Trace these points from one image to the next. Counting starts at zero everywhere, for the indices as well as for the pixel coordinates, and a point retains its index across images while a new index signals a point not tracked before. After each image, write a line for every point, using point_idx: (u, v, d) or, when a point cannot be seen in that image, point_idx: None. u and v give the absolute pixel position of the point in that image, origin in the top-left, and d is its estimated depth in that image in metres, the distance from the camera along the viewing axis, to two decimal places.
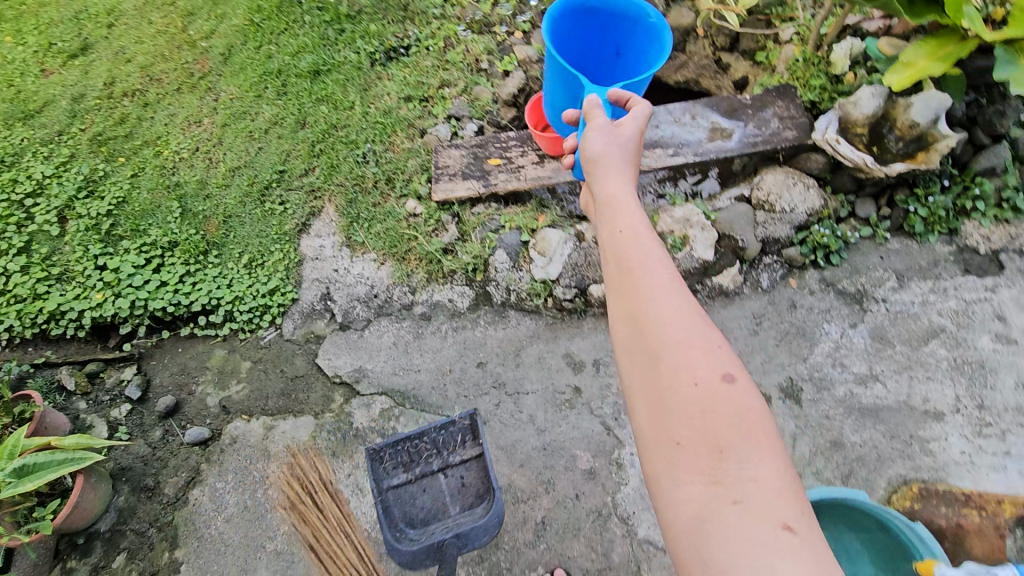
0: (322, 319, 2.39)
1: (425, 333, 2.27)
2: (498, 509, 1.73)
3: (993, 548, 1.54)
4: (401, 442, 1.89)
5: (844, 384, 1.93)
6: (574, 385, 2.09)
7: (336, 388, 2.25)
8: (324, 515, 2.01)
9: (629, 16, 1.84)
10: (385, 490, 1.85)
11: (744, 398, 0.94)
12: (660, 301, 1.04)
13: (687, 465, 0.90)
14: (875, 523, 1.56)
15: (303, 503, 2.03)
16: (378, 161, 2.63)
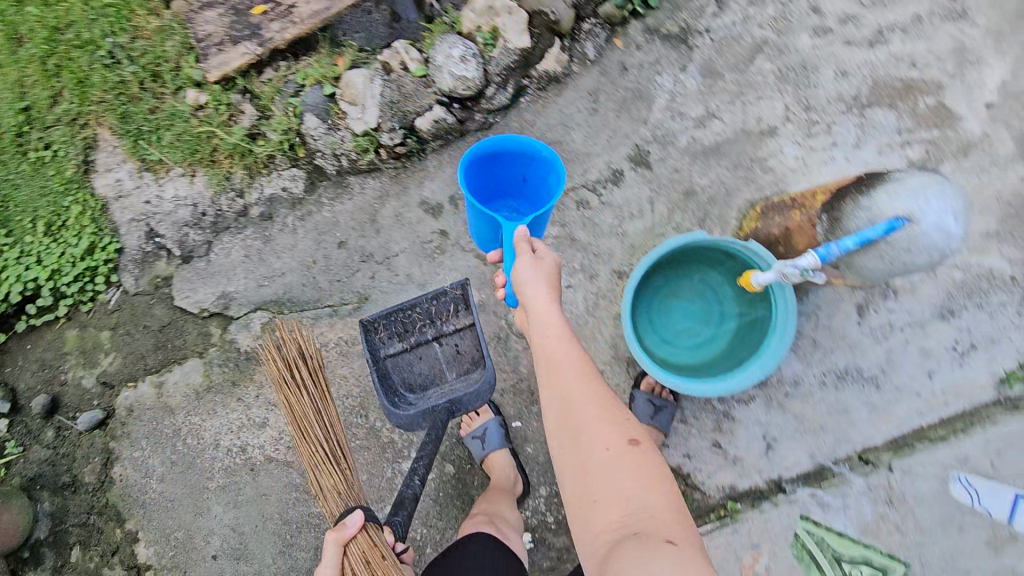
0: (160, 259, 2.12)
1: (273, 234, 2.08)
2: (490, 377, 1.74)
3: None
4: (394, 313, 1.81)
5: (686, 132, 1.96)
6: (439, 229, 2.02)
7: (208, 322, 2.10)
8: (309, 390, 1.71)
9: (517, 153, 1.47)
10: (381, 358, 1.81)
11: (651, 463, 1.12)
12: (579, 383, 1.20)
13: (599, 515, 1.08)
14: (721, 254, 1.73)
15: (292, 376, 1.71)
16: (133, 54, 2.07)
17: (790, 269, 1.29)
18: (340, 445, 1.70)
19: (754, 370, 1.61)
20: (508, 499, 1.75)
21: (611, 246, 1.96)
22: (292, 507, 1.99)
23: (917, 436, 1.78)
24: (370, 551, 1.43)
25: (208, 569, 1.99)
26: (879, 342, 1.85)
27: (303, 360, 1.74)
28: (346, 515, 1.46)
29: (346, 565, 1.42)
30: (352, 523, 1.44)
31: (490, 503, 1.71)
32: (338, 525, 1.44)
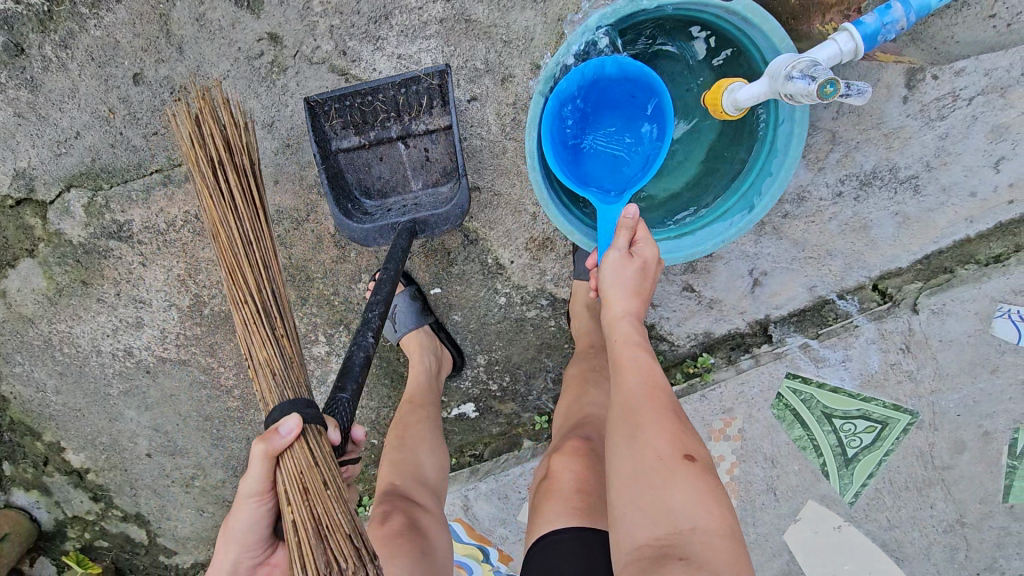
0: None
1: (39, 75, 1.43)
2: (464, 197, 1.23)
3: None
4: (351, 95, 1.28)
5: None
6: (268, 32, 1.33)
7: (19, 211, 1.59)
8: (238, 212, 1.03)
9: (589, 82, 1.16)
10: (331, 154, 1.30)
11: (711, 484, 0.87)
12: (640, 387, 0.99)
13: (637, 528, 0.86)
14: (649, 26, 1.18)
15: (221, 183, 1.03)
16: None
17: (797, 84, 0.93)
18: (276, 299, 1.04)
19: (740, 212, 1.18)
20: (431, 446, 1.28)
21: (527, 22, 1.28)
22: (206, 405, 1.75)
23: (960, 255, 1.32)
24: (316, 472, 0.90)
25: (148, 466, 1.88)
26: (930, 124, 1.27)
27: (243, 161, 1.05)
28: (280, 422, 0.90)
29: (279, 483, 0.91)
30: (288, 432, 0.89)
31: (406, 467, 1.21)
32: (268, 434, 0.89)
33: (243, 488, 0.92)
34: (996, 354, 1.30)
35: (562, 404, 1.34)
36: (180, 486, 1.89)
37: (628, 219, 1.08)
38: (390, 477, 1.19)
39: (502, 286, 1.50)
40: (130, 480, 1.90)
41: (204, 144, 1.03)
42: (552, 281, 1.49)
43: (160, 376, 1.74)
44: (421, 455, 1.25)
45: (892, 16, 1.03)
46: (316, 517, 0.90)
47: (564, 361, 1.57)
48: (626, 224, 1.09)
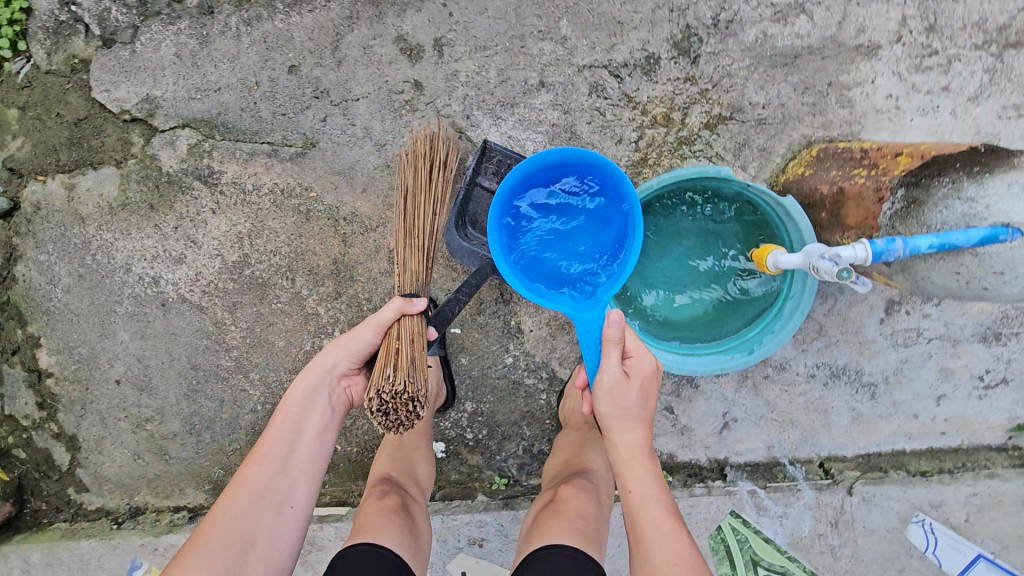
0: (78, 35, 1.75)
1: (213, 36, 1.68)
2: None
3: (865, 216, 1.33)
4: (514, 158, 1.51)
5: (758, 24, 1.46)
6: (415, 78, 1.61)
7: (131, 129, 1.77)
8: (433, 194, 1.37)
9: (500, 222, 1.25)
10: (472, 184, 1.50)
11: None
12: (666, 560, 1.10)
13: None
14: (725, 193, 1.45)
15: (433, 163, 1.39)
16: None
17: (825, 263, 1.22)
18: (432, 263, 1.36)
19: (738, 354, 1.42)
20: (425, 456, 1.45)
21: (616, 153, 1.54)
22: (199, 355, 1.82)
23: (895, 461, 1.55)
24: (419, 335, 1.27)
25: (111, 393, 1.89)
26: (897, 347, 1.54)
27: (449, 162, 1.43)
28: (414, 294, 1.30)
29: (392, 331, 1.26)
30: (418, 303, 1.26)
31: (401, 464, 1.40)
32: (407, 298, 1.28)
33: (370, 317, 1.27)
34: (904, 555, 1.50)
35: (557, 457, 1.51)
36: (130, 424, 1.89)
37: (612, 329, 1.18)
38: (388, 471, 1.37)
39: (514, 347, 1.66)
40: (84, 400, 1.90)
41: (430, 143, 1.41)
42: (558, 359, 1.66)
43: (171, 313, 1.82)
44: (417, 459, 1.42)
45: (888, 248, 1.18)
46: (413, 356, 1.24)
47: (540, 433, 1.69)
48: (612, 334, 1.18)
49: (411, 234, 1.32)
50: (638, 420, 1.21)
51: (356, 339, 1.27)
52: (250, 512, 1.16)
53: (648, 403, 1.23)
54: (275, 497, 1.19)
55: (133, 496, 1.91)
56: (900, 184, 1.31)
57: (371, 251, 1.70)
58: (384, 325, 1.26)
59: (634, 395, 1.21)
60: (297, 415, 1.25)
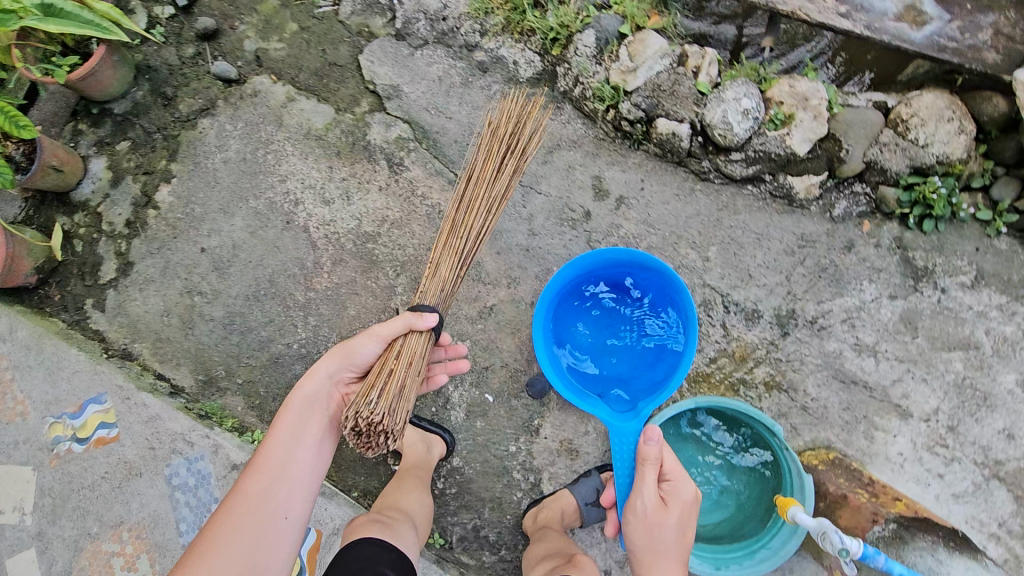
0: (382, 17, 2.12)
1: (473, 84, 2.03)
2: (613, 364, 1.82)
3: (857, 524, 1.61)
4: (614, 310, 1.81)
5: (840, 342, 1.75)
6: (588, 209, 1.89)
7: (363, 94, 2.11)
8: (494, 176, 1.53)
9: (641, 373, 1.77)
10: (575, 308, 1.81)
11: None
12: None
13: None
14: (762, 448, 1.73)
15: (504, 143, 1.53)
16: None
17: (834, 538, 1.38)
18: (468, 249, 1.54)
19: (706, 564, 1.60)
20: (412, 484, 1.66)
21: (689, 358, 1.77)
22: (281, 275, 2.02)
23: None
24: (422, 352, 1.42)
25: (189, 253, 2.08)
26: None
27: (522, 141, 1.55)
28: (424, 310, 1.44)
29: (398, 346, 1.42)
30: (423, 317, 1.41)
31: (393, 498, 1.61)
32: (417, 313, 1.43)
33: (375, 330, 1.42)
34: None
35: (540, 546, 1.61)
36: (184, 285, 2.06)
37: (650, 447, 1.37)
38: (382, 503, 1.59)
39: (523, 441, 1.83)
40: (167, 244, 2.10)
41: (511, 120, 1.54)
42: (547, 473, 1.82)
43: (286, 233, 2.05)
44: (402, 494, 1.62)
45: (874, 555, 1.37)
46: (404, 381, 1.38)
47: (494, 522, 1.82)
48: (648, 449, 1.38)
49: (451, 226, 1.52)
50: (671, 552, 1.40)
51: (360, 347, 1.44)
52: (255, 510, 1.30)
53: (686, 530, 1.43)
54: (270, 498, 1.33)
55: (135, 341, 2.04)
56: (892, 517, 1.61)
57: (471, 296, 1.88)
58: (390, 333, 1.41)
59: (673, 519, 1.41)
60: (301, 421, 1.42)
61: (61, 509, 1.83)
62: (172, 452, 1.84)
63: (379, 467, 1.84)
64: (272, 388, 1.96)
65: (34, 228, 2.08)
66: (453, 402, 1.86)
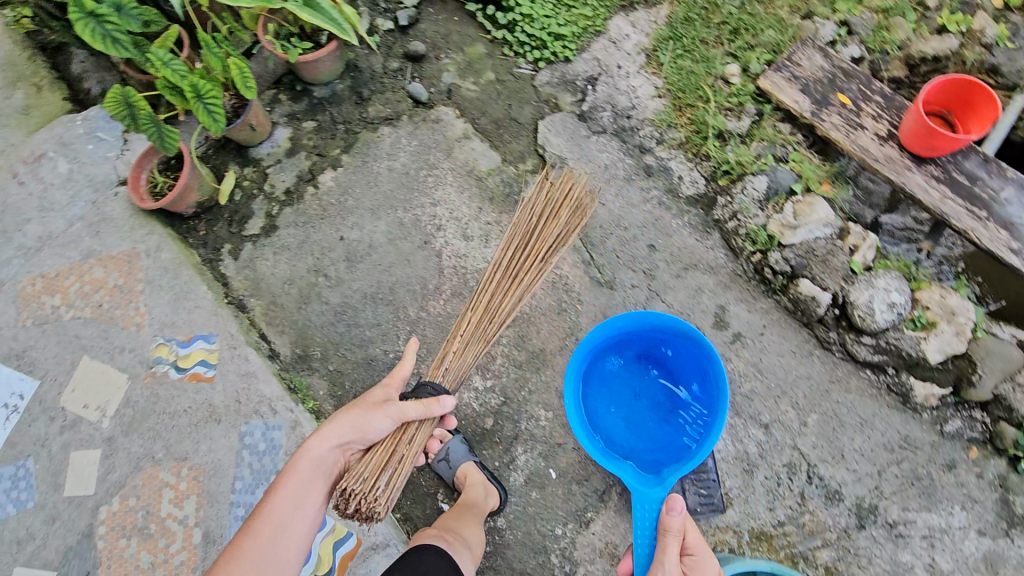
0: (572, 94, 2.29)
1: (634, 182, 2.12)
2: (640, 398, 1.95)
3: None
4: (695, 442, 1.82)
5: (913, 556, 1.72)
6: (704, 334, 1.93)
7: (531, 155, 2.26)
8: (535, 260, 1.73)
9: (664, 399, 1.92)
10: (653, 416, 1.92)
11: None
12: None
13: None
14: None
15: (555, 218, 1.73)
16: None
17: None
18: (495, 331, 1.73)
19: None
20: (471, 517, 1.70)
21: (757, 513, 1.77)
22: (402, 287, 2.17)
23: None
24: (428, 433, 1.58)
25: (330, 237, 2.26)
26: None
27: (571, 221, 1.74)
28: (440, 396, 1.56)
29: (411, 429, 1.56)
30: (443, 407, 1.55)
31: (454, 524, 1.68)
32: (434, 400, 1.56)
33: (393, 410, 1.53)
34: None
35: None
36: (314, 263, 2.23)
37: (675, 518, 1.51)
38: (443, 526, 1.68)
39: (570, 527, 1.85)
40: (314, 222, 2.28)
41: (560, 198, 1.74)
42: (582, 568, 1.83)
43: (422, 253, 2.21)
44: (462, 523, 1.69)
45: None
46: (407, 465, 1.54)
47: None
48: (674, 522, 1.51)
49: (485, 310, 1.71)
50: None
51: (376, 423, 1.54)
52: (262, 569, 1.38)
53: None
54: (272, 560, 1.41)
55: (253, 296, 2.20)
56: None
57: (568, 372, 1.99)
58: (408, 416, 1.53)
59: None
60: (303, 484, 1.48)
61: (139, 424, 1.99)
62: (253, 413, 1.96)
63: (429, 497, 1.89)
64: (357, 386, 2.09)
65: (209, 166, 2.30)
66: (517, 463, 1.92)
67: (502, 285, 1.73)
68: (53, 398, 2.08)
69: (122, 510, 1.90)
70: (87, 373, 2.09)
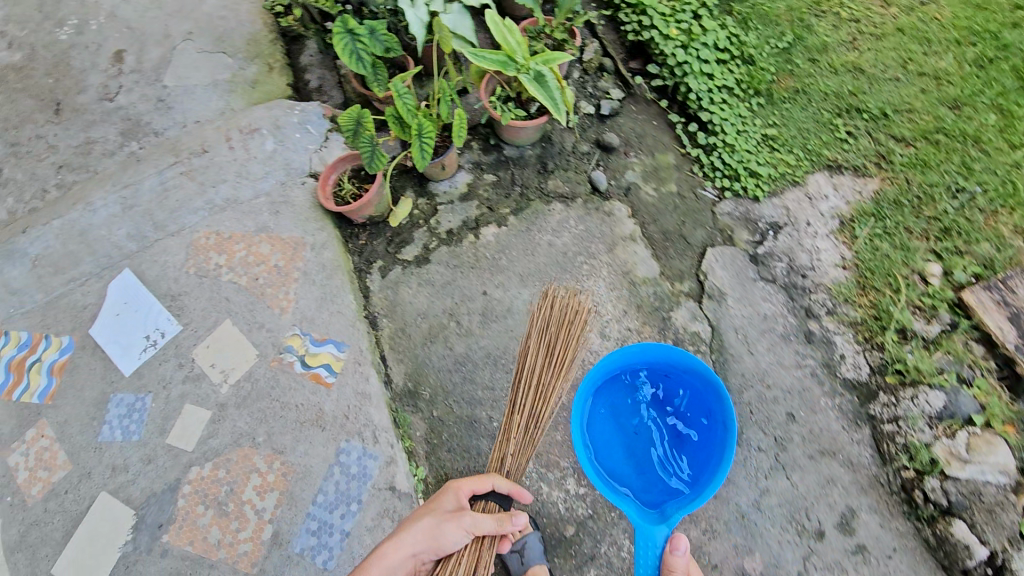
0: (750, 233, 2.25)
1: (790, 343, 2.03)
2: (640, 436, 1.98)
3: None
4: None
5: None
6: (822, 531, 1.79)
7: (690, 277, 2.23)
8: (553, 363, 1.81)
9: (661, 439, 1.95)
10: None
11: None
12: None
13: None
14: None
15: (563, 322, 1.83)
16: (984, 184, 2.15)
17: None
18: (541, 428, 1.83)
19: None
20: None
21: None
22: None
23: None
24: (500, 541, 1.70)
25: (474, 288, 2.34)
26: None
27: (572, 330, 1.83)
28: (513, 513, 1.66)
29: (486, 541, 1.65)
30: (517, 523, 1.63)
31: None
32: (508, 518, 1.65)
33: (467, 525, 1.61)
34: None
35: None
36: (452, 307, 2.32)
37: (678, 552, 1.54)
38: None
39: None
40: (464, 269, 2.37)
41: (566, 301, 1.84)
42: None
43: None
44: None
45: None
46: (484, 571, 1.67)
47: None
48: (676, 560, 1.55)
49: (528, 421, 1.81)
50: None
51: (451, 534, 1.61)
52: None
53: None
54: None
55: (387, 318, 2.32)
56: None
57: None
58: (482, 531, 1.62)
59: None
60: None
61: (252, 402, 2.15)
62: (356, 434, 2.05)
63: None
64: (453, 440, 2.12)
65: (390, 186, 2.45)
66: None
67: (535, 394, 1.82)
68: (189, 347, 2.30)
69: (209, 478, 2.06)
70: (224, 335, 2.29)
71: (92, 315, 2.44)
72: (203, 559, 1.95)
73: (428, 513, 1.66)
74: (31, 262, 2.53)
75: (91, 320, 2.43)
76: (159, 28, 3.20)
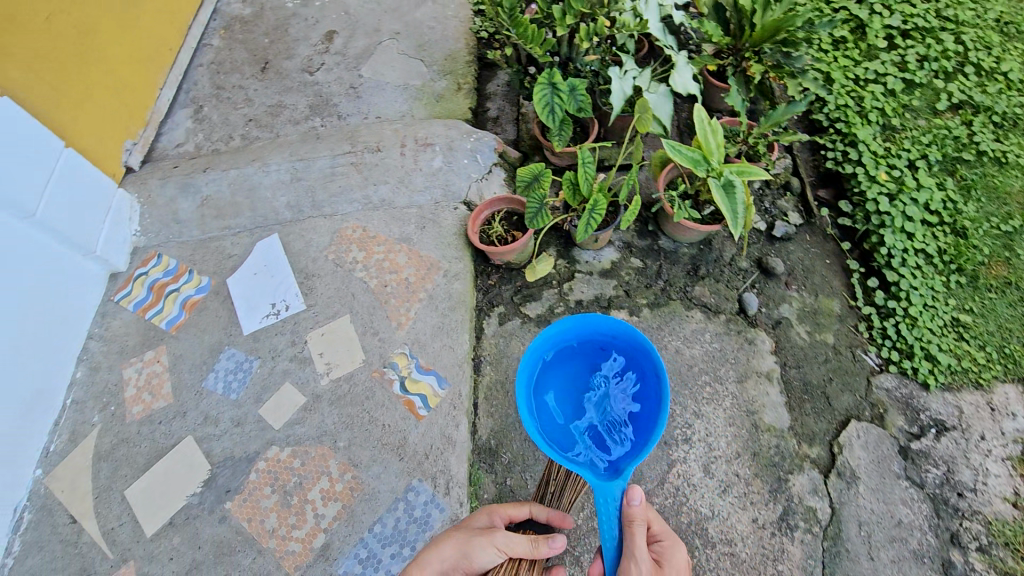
0: (907, 421, 2.01)
1: (921, 565, 1.78)
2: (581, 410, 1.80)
3: None
4: None
5: None
6: None
7: (822, 443, 2.00)
8: None
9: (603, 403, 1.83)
10: None
11: None
12: None
13: None
14: None
15: None
16: None
17: None
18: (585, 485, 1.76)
19: None
20: None
21: None
22: None
23: None
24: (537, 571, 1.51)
25: None
26: None
27: None
28: (552, 537, 1.49)
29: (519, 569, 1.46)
30: (555, 544, 1.46)
31: None
32: (544, 539, 1.48)
33: (498, 541, 1.45)
34: None
35: None
36: None
37: (638, 505, 1.39)
38: None
39: None
40: None
41: None
42: None
43: None
44: None
45: None
46: None
47: None
48: (636, 512, 1.38)
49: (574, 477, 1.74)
50: None
51: (482, 552, 1.43)
52: None
53: None
54: None
55: (492, 368, 2.30)
56: None
57: None
58: (516, 552, 1.45)
59: None
60: None
61: (345, 404, 2.20)
62: (430, 477, 2.04)
63: None
64: None
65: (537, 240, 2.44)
66: None
67: None
68: (306, 328, 2.39)
69: (283, 463, 2.14)
70: (340, 329, 2.36)
71: (233, 266, 2.61)
72: (254, 541, 2.02)
73: (457, 532, 1.51)
74: (202, 201, 2.76)
75: (232, 271, 2.59)
76: (373, 21, 3.41)
